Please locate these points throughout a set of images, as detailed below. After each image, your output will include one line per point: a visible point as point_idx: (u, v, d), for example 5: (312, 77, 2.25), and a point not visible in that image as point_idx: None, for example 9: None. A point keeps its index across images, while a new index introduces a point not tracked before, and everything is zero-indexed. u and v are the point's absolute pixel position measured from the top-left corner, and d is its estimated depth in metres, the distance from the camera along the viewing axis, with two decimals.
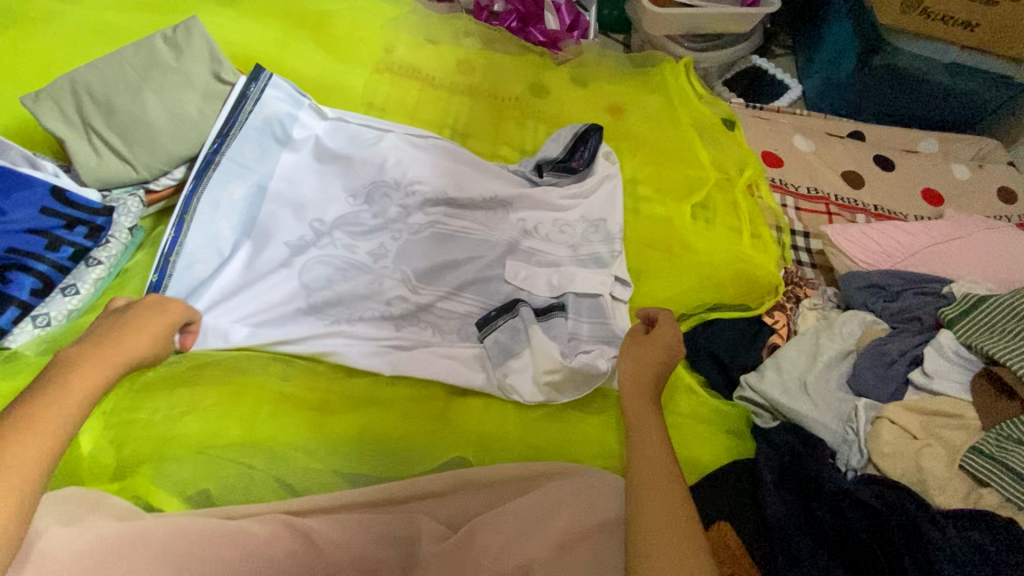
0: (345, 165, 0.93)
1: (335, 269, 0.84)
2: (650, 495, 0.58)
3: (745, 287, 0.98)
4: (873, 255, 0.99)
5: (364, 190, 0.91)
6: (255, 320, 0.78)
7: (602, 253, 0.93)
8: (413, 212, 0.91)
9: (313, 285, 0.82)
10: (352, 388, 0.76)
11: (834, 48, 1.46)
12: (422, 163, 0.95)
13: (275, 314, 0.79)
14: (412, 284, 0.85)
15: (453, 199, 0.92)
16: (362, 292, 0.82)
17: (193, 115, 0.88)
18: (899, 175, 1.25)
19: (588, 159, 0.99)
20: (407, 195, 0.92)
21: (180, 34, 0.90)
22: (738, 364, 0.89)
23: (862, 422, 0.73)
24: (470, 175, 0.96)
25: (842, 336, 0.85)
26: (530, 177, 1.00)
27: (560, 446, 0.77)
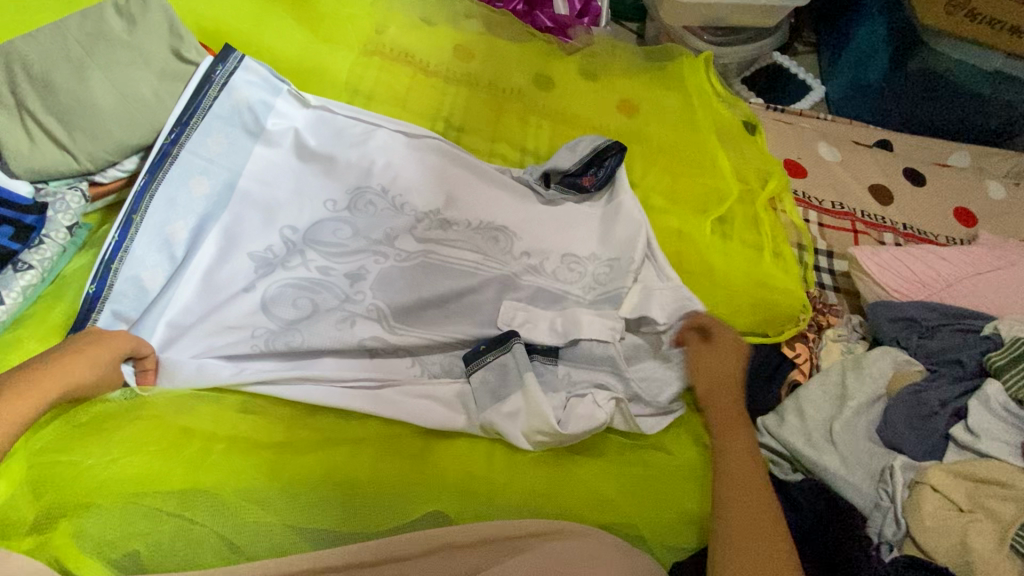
0: (327, 167, 0.83)
1: (307, 288, 0.74)
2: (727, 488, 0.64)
3: (766, 314, 0.88)
4: (907, 284, 0.90)
5: (346, 197, 0.82)
6: (211, 345, 0.69)
7: (617, 290, 0.81)
8: (400, 226, 0.81)
9: (279, 303, 0.73)
10: (319, 425, 0.67)
11: (864, 50, 1.36)
12: (412, 168, 0.87)
13: (234, 338, 0.70)
14: (391, 309, 0.75)
15: (446, 220, 0.84)
16: (333, 315, 0.73)
17: (146, 99, 0.77)
18: (931, 191, 1.15)
19: (602, 180, 0.91)
20: (396, 210, 0.83)
21: (135, 3, 0.79)
22: (755, 404, 0.81)
23: (899, 486, 0.65)
24: (460, 182, 0.88)
25: (873, 377, 0.76)
26: (536, 189, 0.90)
27: (553, 495, 0.67)
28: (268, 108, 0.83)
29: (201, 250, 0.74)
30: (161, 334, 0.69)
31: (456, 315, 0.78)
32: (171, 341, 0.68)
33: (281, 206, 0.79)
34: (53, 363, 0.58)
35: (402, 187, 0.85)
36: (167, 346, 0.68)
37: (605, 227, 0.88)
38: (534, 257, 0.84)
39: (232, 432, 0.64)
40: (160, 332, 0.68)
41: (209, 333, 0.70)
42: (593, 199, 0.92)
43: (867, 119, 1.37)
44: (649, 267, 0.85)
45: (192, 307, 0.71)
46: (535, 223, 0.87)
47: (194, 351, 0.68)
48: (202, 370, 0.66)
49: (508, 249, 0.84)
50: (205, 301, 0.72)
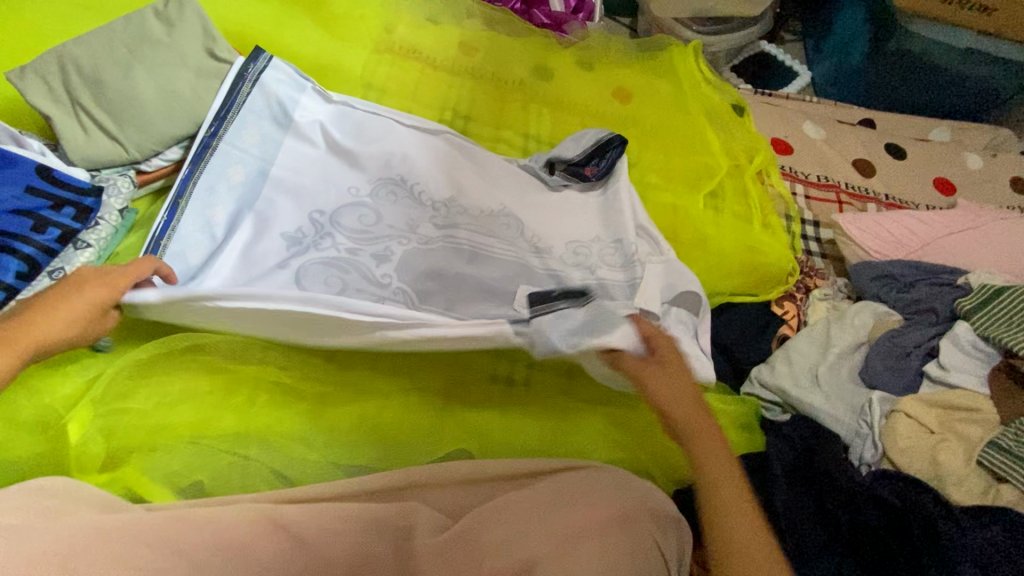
0: (351, 158, 0.91)
1: (337, 266, 0.80)
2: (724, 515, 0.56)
3: (755, 276, 0.94)
4: (887, 245, 0.97)
5: (367, 185, 0.89)
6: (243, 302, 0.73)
7: (625, 279, 0.85)
8: (419, 213, 0.89)
9: (312, 282, 0.79)
10: (343, 376, 0.72)
11: (845, 34, 1.43)
12: (427, 160, 0.94)
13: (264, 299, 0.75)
14: (414, 290, 0.81)
15: (463, 207, 0.91)
16: (362, 293, 0.79)
17: (186, 94, 0.85)
18: (911, 164, 1.22)
19: (603, 170, 0.97)
20: (416, 198, 0.90)
21: (172, 8, 0.87)
22: (748, 356, 0.88)
23: (877, 416, 0.72)
24: (468, 171, 0.95)
25: (854, 327, 0.83)
26: (541, 174, 0.97)
27: (561, 442, 0.74)
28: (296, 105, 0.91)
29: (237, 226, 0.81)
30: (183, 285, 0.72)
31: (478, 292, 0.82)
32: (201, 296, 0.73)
33: (309, 193, 0.87)
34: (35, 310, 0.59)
35: (418, 176, 0.92)
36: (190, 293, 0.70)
37: (613, 216, 0.93)
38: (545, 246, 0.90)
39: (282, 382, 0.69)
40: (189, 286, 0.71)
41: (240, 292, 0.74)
42: (595, 187, 0.98)
43: (849, 101, 1.45)
44: (643, 241, 0.90)
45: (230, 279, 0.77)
46: (540, 208, 0.94)
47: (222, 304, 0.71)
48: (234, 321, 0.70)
49: (520, 233, 0.90)
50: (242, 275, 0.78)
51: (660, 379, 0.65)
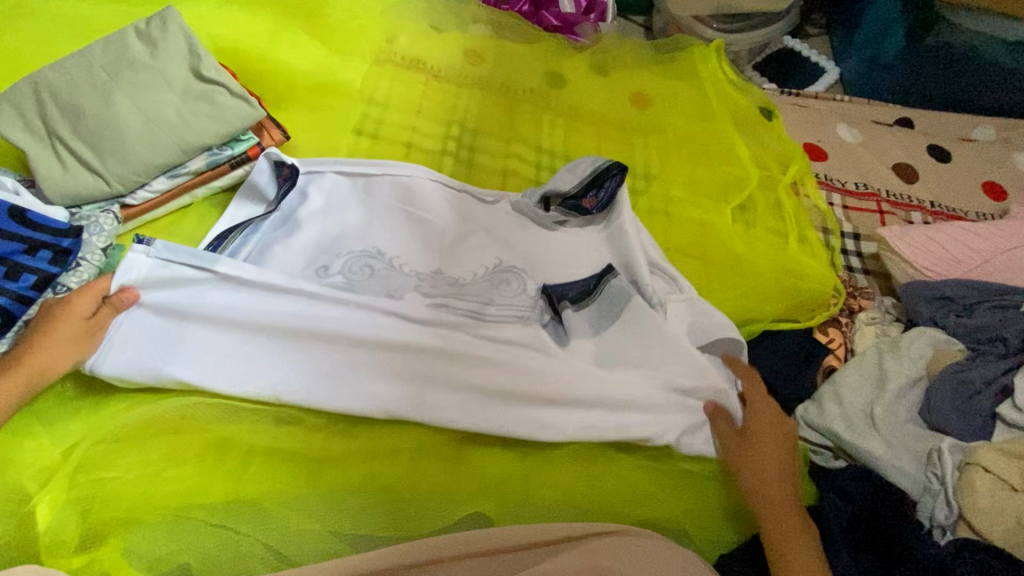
0: (326, 228, 0.80)
1: (317, 364, 0.65)
2: None
3: (795, 300, 0.86)
4: (941, 262, 0.87)
5: (338, 260, 0.78)
6: (205, 354, 0.63)
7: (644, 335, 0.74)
8: (403, 285, 0.76)
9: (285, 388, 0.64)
10: (337, 477, 0.63)
11: (875, 28, 1.34)
12: (409, 231, 0.83)
13: (237, 342, 0.65)
14: (403, 401, 0.65)
15: (451, 278, 0.79)
16: (350, 400, 0.64)
17: (170, 119, 0.78)
18: (956, 167, 1.13)
19: (604, 202, 0.86)
20: (398, 271, 0.78)
21: (154, 27, 0.81)
22: (791, 394, 0.79)
23: (949, 468, 0.64)
24: (460, 239, 0.84)
25: (911, 358, 0.76)
26: (536, 211, 0.86)
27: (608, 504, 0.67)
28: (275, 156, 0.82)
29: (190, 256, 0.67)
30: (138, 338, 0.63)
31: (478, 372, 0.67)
32: (161, 362, 0.62)
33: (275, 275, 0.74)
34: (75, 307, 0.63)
35: (398, 248, 0.80)
36: (172, 260, 0.66)
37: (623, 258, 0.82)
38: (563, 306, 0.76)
39: (288, 446, 0.64)
40: (183, 254, 0.66)
41: (192, 373, 0.62)
42: (596, 220, 0.87)
43: (884, 99, 1.35)
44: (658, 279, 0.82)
45: (191, 370, 0.62)
46: (540, 255, 0.83)
47: (163, 344, 0.63)
48: (197, 377, 0.62)
49: (520, 291, 0.78)
50: (205, 370, 0.63)
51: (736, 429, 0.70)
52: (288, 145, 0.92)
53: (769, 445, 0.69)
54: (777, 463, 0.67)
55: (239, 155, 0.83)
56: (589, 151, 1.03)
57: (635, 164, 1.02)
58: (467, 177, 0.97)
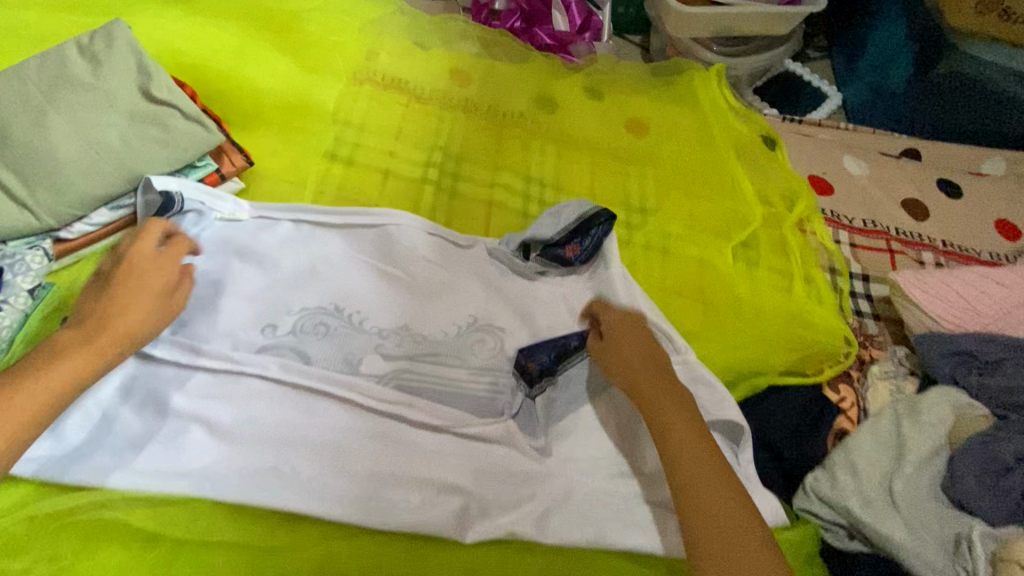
0: (272, 281, 0.74)
1: (276, 445, 0.63)
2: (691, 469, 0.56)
3: (803, 351, 0.79)
4: (960, 312, 0.81)
5: (288, 319, 0.72)
6: (117, 462, 0.59)
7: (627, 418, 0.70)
8: (362, 348, 0.72)
9: (224, 475, 0.60)
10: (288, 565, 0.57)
11: (880, 56, 1.29)
12: (367, 283, 0.77)
13: (154, 445, 0.61)
14: (357, 494, 0.61)
15: (417, 334, 0.74)
16: (298, 488, 0.60)
17: (114, 144, 0.70)
18: (967, 203, 1.07)
19: (588, 249, 0.81)
20: (358, 330, 0.73)
21: (98, 41, 0.73)
22: (799, 460, 0.72)
23: (980, 564, 0.58)
24: (421, 292, 0.78)
25: (932, 425, 0.69)
26: (515, 260, 0.82)
27: None
28: (194, 185, 0.74)
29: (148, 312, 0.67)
30: (51, 450, 0.59)
31: (433, 464, 0.65)
32: (61, 469, 0.58)
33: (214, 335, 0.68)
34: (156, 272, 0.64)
35: (357, 302, 0.75)
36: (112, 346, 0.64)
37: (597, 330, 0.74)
38: (537, 386, 0.71)
39: (233, 537, 0.58)
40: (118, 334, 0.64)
41: (107, 475, 0.58)
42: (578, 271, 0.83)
43: (888, 128, 1.29)
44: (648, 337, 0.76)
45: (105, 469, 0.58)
46: (517, 308, 0.79)
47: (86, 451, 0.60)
48: (111, 478, 0.58)
49: (496, 351, 0.75)
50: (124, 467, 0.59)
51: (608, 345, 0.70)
52: (251, 171, 0.83)
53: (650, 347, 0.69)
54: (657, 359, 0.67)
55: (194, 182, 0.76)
56: (581, 181, 0.96)
57: (630, 195, 0.95)
58: (448, 209, 0.89)
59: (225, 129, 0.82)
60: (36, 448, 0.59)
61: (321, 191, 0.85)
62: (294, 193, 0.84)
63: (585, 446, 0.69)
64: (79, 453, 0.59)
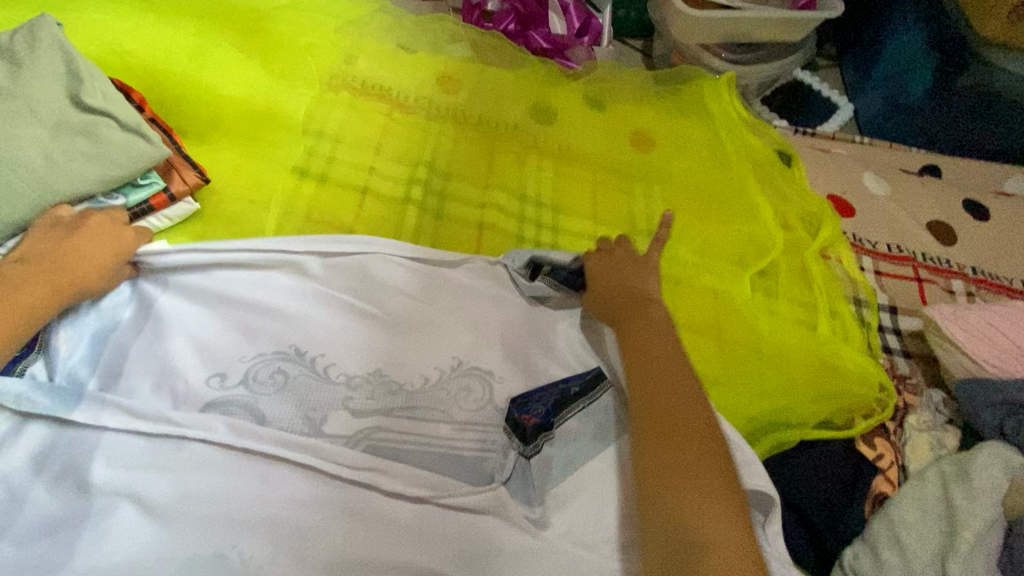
0: (225, 322, 0.64)
1: (221, 528, 0.52)
2: (657, 375, 0.59)
3: (833, 400, 0.70)
4: (1006, 355, 0.72)
5: (241, 367, 0.61)
6: (23, 554, 0.49)
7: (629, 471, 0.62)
8: (329, 403, 0.62)
9: (155, 568, 0.50)
10: None
11: (896, 65, 1.21)
12: (335, 323, 0.66)
13: (70, 531, 0.50)
14: None
15: (393, 383, 0.64)
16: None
17: (32, 159, 0.59)
18: (995, 226, 0.99)
19: None
20: (324, 379, 0.63)
21: (20, 40, 0.62)
22: (835, 529, 0.63)
23: None
24: (394, 332, 0.68)
25: (987, 492, 0.60)
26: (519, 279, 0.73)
27: None
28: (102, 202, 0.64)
29: (59, 341, 0.58)
30: None
31: (407, 544, 0.55)
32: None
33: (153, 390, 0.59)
34: (119, 235, 0.61)
35: (324, 346, 0.64)
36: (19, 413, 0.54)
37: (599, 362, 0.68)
38: (532, 443, 0.62)
39: None
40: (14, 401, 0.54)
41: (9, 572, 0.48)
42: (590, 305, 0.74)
43: (905, 143, 1.21)
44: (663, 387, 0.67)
45: (9, 563, 0.48)
46: (511, 350, 0.69)
47: None
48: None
49: (484, 401, 0.65)
50: (33, 561, 0.49)
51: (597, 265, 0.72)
52: (207, 190, 0.73)
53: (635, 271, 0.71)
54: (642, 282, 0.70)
55: (136, 205, 0.66)
56: (581, 202, 0.86)
57: (636, 218, 0.86)
58: (434, 233, 0.79)
59: (173, 140, 0.71)
60: None
61: (288, 214, 0.74)
62: (257, 216, 0.73)
63: (587, 517, 0.59)
64: None
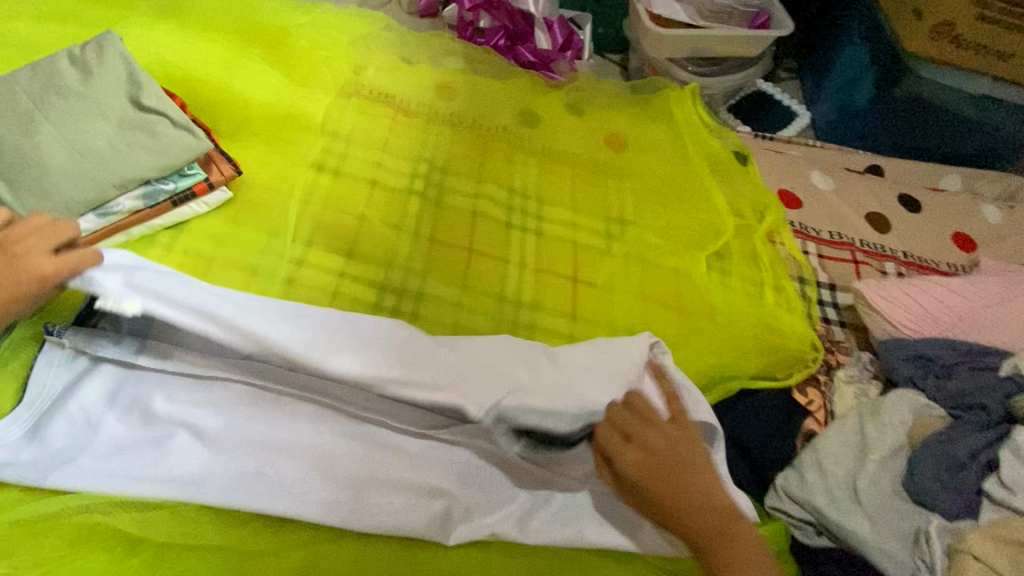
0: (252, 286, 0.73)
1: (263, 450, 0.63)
2: (725, 548, 0.57)
3: (773, 356, 0.83)
4: (917, 319, 0.86)
5: None
6: (99, 465, 0.59)
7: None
8: None
9: (207, 478, 0.60)
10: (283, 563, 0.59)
11: (844, 77, 1.36)
12: None
13: (139, 448, 0.61)
14: (342, 499, 0.62)
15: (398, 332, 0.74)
16: (285, 492, 0.61)
17: (101, 150, 0.72)
18: (926, 217, 1.13)
19: None
20: None
21: (91, 52, 0.75)
22: (771, 459, 0.76)
23: (938, 555, 0.61)
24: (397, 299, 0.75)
25: (894, 425, 0.72)
26: None
27: None
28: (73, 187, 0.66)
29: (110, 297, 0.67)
30: (32, 455, 0.58)
31: (410, 467, 0.66)
32: (40, 472, 0.57)
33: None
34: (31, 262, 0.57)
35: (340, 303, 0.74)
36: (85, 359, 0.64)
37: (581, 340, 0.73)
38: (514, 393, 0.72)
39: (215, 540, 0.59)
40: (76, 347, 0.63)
41: (87, 478, 0.57)
42: None
43: (854, 146, 1.35)
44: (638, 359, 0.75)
45: (87, 470, 0.58)
46: None
47: (64, 457, 0.59)
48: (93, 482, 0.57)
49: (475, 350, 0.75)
50: (106, 470, 0.58)
51: (620, 458, 0.62)
52: (240, 180, 0.85)
53: (673, 444, 0.62)
54: (684, 462, 0.61)
55: (182, 191, 0.77)
56: (562, 194, 0.99)
57: (609, 208, 0.98)
58: (435, 219, 0.91)
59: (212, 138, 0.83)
60: (18, 452, 0.58)
61: (307, 201, 0.85)
62: (281, 203, 0.85)
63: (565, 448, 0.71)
64: (61, 456, 0.59)
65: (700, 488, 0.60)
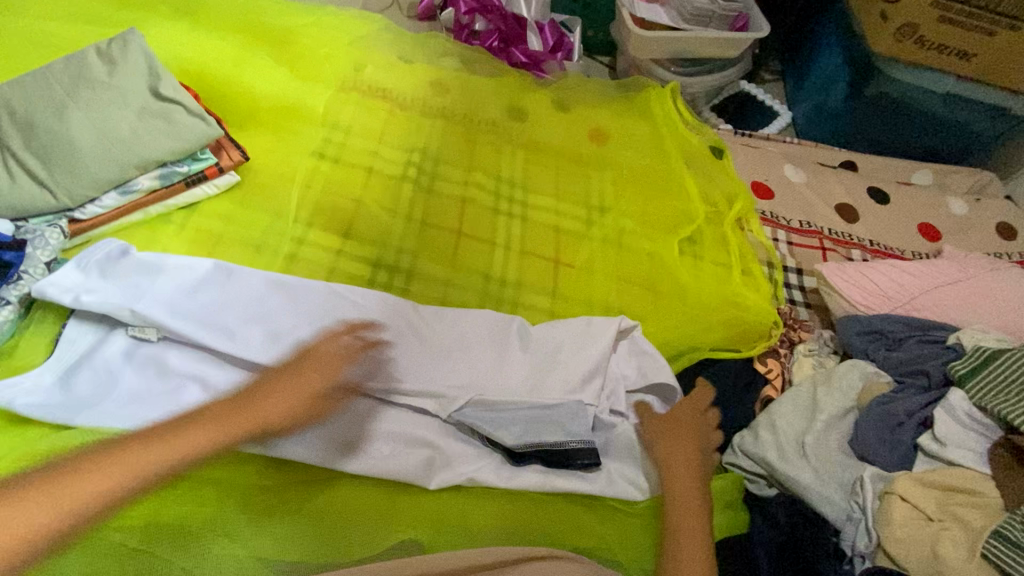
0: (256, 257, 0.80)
1: None
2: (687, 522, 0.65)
3: (735, 330, 0.90)
4: (873, 298, 0.92)
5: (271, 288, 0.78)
6: (117, 408, 0.66)
7: (572, 379, 0.77)
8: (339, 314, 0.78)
9: None
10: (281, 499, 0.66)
11: (822, 78, 1.43)
12: None
13: (152, 394, 0.68)
14: (335, 444, 0.69)
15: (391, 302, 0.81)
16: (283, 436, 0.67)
17: (124, 134, 0.80)
18: (894, 209, 1.19)
19: None
20: (336, 298, 0.79)
21: (115, 47, 0.84)
22: (730, 420, 0.82)
23: (869, 498, 0.68)
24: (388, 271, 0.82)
25: (842, 390, 0.79)
26: None
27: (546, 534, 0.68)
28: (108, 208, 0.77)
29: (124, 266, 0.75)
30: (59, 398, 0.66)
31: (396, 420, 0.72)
32: (67, 414, 0.64)
33: (207, 304, 0.74)
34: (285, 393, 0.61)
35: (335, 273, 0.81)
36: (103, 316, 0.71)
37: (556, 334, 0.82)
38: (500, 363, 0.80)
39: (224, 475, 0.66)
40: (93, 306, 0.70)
41: (107, 419, 0.65)
42: None
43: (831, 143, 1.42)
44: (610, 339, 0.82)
45: (106, 413, 0.65)
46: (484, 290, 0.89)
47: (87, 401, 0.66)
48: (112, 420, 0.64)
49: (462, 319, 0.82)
50: (123, 413, 0.66)
51: (662, 430, 0.75)
52: (247, 165, 0.92)
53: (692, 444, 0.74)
54: (689, 465, 0.72)
55: (195, 172, 0.84)
56: (546, 183, 1.06)
57: (589, 196, 1.05)
58: (426, 204, 0.98)
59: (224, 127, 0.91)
60: (47, 395, 0.66)
61: (309, 185, 0.93)
62: (285, 187, 0.93)
63: None
64: (84, 401, 0.66)
65: (684, 467, 0.71)
